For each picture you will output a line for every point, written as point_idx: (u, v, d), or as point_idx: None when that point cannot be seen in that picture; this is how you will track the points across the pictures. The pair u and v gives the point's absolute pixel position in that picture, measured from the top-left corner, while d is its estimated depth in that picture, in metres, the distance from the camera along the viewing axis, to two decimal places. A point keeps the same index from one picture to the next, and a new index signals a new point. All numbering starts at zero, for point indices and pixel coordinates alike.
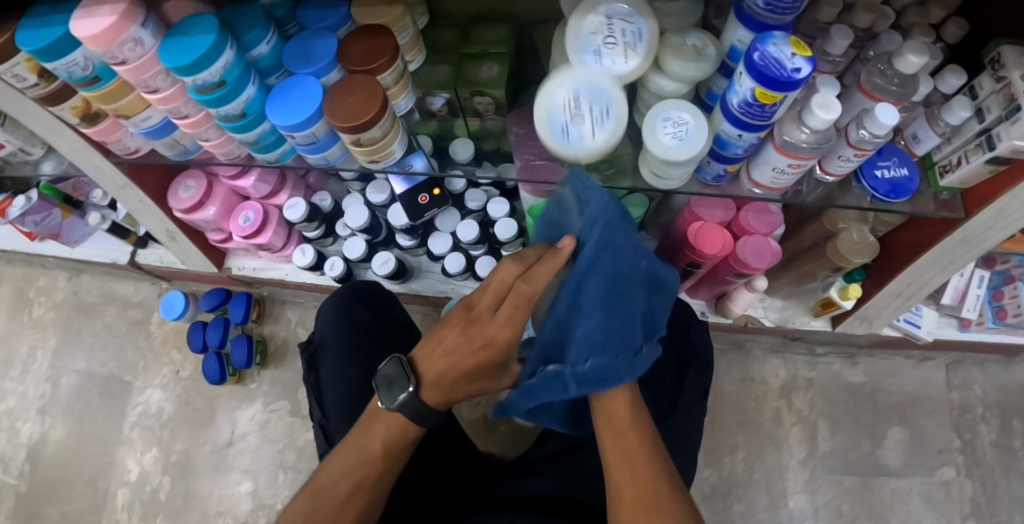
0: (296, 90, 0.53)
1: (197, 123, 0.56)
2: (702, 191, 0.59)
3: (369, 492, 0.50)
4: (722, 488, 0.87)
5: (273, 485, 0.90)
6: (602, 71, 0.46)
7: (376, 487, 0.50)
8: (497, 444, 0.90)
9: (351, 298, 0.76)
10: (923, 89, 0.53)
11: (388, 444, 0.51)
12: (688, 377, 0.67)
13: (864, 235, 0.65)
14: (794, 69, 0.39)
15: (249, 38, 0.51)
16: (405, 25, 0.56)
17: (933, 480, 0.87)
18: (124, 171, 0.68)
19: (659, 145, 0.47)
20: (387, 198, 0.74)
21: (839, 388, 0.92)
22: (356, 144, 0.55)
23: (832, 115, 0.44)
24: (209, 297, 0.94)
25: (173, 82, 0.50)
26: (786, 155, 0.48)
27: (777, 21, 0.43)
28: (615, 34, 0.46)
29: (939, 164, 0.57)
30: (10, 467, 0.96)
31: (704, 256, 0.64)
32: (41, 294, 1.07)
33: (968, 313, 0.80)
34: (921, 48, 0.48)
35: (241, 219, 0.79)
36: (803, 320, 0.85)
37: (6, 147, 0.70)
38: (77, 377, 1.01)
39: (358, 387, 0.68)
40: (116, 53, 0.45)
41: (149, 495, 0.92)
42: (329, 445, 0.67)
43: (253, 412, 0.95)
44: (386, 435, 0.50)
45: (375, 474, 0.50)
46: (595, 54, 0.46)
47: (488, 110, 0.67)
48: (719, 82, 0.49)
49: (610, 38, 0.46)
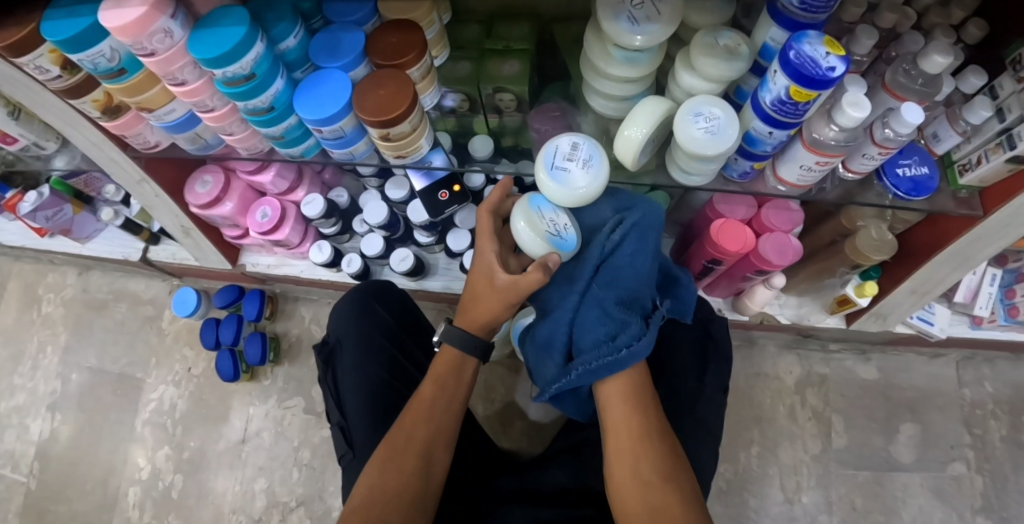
0: (324, 84, 0.53)
1: (221, 117, 0.56)
2: (726, 188, 0.59)
3: (429, 416, 0.55)
4: (737, 484, 0.88)
5: (288, 482, 0.90)
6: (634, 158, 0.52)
7: (432, 410, 0.56)
8: (513, 440, 0.90)
9: (370, 298, 0.77)
10: (946, 89, 0.53)
11: (440, 371, 0.59)
12: (710, 370, 0.68)
13: (883, 232, 0.66)
14: (829, 67, 0.39)
15: (277, 32, 0.51)
16: (432, 20, 0.57)
17: (944, 475, 0.88)
18: (141, 165, 0.68)
19: (690, 139, 0.48)
20: (406, 195, 0.75)
21: (852, 384, 0.93)
22: (384, 139, 0.56)
23: (863, 113, 0.44)
24: (223, 293, 0.94)
25: (200, 75, 0.50)
26: (815, 152, 0.49)
27: (810, 19, 0.44)
28: (657, 135, 0.52)
29: (958, 163, 0.58)
30: (20, 464, 0.96)
31: (725, 253, 0.65)
32: (50, 290, 1.06)
33: (981, 311, 0.81)
34: (945, 48, 0.49)
35: (258, 215, 0.79)
36: (819, 317, 0.86)
37: (21, 141, 0.70)
38: (87, 374, 1.00)
39: (379, 382, 0.70)
40: (145, 44, 0.44)
41: (161, 493, 0.92)
42: (349, 447, 0.66)
43: (267, 409, 0.95)
44: (443, 365, 0.59)
45: (433, 396, 0.56)
46: (641, 144, 0.51)
47: (510, 106, 0.67)
48: (749, 80, 0.50)
49: (654, 137, 0.52)
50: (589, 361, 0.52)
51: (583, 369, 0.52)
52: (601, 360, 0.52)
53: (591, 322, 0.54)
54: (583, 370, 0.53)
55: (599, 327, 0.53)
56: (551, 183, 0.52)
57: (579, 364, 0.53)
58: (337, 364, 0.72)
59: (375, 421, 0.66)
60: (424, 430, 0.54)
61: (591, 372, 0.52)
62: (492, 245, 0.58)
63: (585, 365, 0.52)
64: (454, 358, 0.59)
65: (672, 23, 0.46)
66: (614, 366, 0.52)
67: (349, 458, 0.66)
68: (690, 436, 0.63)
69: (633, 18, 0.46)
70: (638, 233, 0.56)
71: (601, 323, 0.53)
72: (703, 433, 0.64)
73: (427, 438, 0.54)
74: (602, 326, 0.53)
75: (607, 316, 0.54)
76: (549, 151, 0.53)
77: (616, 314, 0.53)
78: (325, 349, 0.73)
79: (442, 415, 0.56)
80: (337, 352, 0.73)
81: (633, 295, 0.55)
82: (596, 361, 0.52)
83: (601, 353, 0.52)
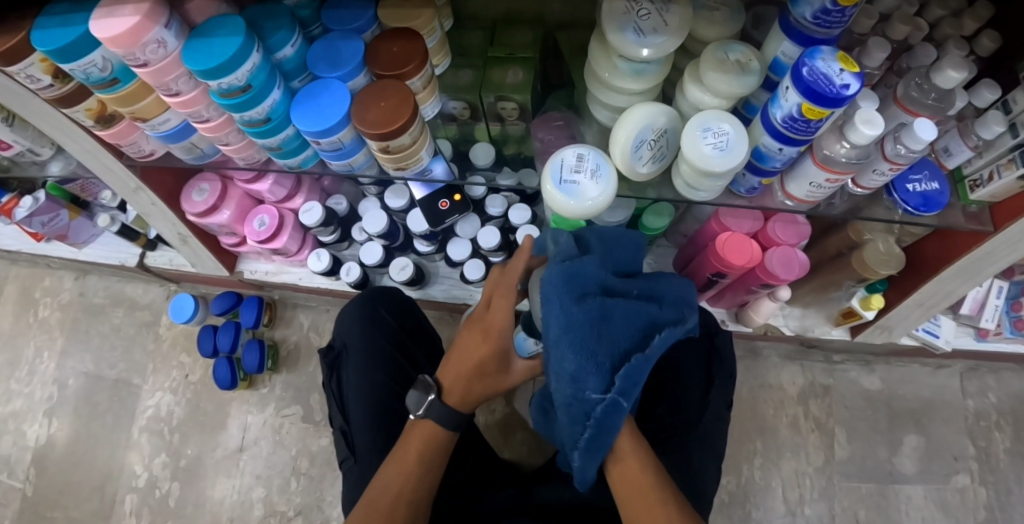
0: (322, 95, 0.52)
1: (217, 127, 0.55)
2: (733, 202, 0.58)
3: (412, 496, 0.51)
4: (739, 496, 0.87)
5: (286, 491, 0.90)
6: (632, 162, 0.50)
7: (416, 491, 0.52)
8: (513, 450, 0.90)
9: (374, 303, 0.76)
10: (958, 104, 0.52)
11: (421, 445, 0.54)
12: (715, 384, 0.68)
13: (891, 246, 0.65)
14: (843, 85, 0.38)
15: (274, 41, 0.50)
16: (434, 28, 0.56)
17: (947, 488, 0.87)
18: (137, 174, 0.66)
19: (698, 155, 0.47)
20: (406, 203, 0.74)
21: (856, 395, 0.92)
22: (384, 151, 0.54)
23: (877, 131, 0.43)
24: (220, 300, 0.93)
25: (195, 85, 0.49)
26: (825, 170, 0.48)
27: (823, 34, 0.42)
28: (659, 143, 0.50)
29: (969, 178, 0.56)
30: (16, 470, 0.95)
31: (731, 266, 0.64)
32: (47, 294, 1.05)
33: (986, 323, 0.80)
34: (961, 62, 0.47)
35: (256, 223, 0.78)
36: (824, 329, 0.85)
37: (15, 147, 0.68)
38: (84, 379, 0.99)
39: (383, 391, 0.69)
40: (138, 54, 0.43)
41: (158, 501, 0.91)
42: (350, 452, 0.66)
43: (265, 416, 0.94)
44: (426, 438, 0.54)
45: (417, 475, 0.52)
46: (639, 146, 0.49)
47: (512, 115, 0.65)
48: (760, 94, 0.49)
49: (655, 143, 0.50)
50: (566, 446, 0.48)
51: (577, 456, 0.46)
52: (587, 447, 0.45)
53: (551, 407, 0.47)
54: (578, 456, 0.46)
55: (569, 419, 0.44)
56: (561, 197, 0.51)
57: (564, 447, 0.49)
58: (342, 368, 0.72)
59: (377, 427, 0.65)
60: (407, 506, 0.51)
61: (588, 457, 0.46)
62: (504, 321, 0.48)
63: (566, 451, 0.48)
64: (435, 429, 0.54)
65: (680, 35, 0.45)
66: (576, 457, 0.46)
67: (350, 463, 0.65)
68: (694, 452, 0.62)
69: (640, 30, 0.44)
70: (558, 290, 0.43)
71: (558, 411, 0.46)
72: (706, 450, 0.63)
73: (409, 515, 0.51)
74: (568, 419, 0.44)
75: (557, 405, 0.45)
76: (555, 165, 0.52)
77: (574, 402, 0.43)
78: (330, 353, 0.73)
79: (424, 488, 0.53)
80: (343, 355, 0.72)
81: (580, 375, 0.42)
82: (578, 450, 0.45)
83: (580, 444, 0.45)
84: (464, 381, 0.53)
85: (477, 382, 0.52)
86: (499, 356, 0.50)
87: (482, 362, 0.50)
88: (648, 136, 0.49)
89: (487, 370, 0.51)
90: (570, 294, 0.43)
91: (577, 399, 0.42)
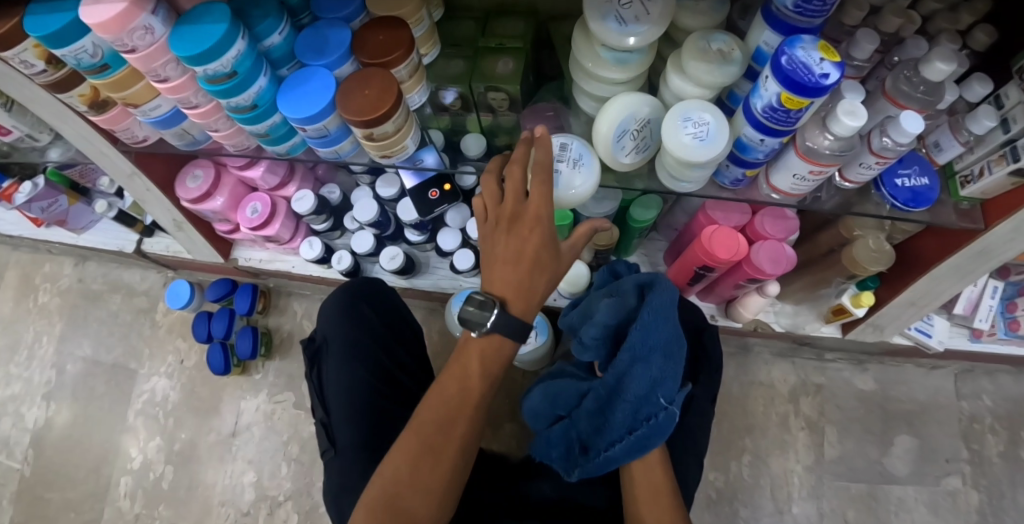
0: (308, 82, 0.52)
1: (206, 113, 0.55)
2: (719, 194, 0.58)
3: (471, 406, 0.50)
4: (727, 492, 0.87)
5: (277, 477, 0.91)
6: (614, 148, 0.50)
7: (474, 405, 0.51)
8: (502, 442, 0.90)
9: (356, 298, 0.76)
10: (948, 97, 0.51)
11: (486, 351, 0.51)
12: (700, 380, 0.68)
13: (882, 243, 0.64)
14: (822, 74, 0.38)
15: (262, 29, 0.50)
16: (422, 17, 0.56)
17: (939, 489, 0.86)
18: (132, 159, 0.67)
19: (679, 145, 0.46)
20: (396, 193, 0.75)
21: (849, 395, 0.92)
22: (368, 138, 0.55)
23: (859, 122, 0.42)
24: (215, 287, 0.94)
25: (183, 71, 0.49)
26: (808, 162, 0.47)
27: (806, 23, 0.42)
28: (642, 133, 0.50)
29: (961, 174, 0.56)
30: (14, 452, 0.97)
31: (717, 260, 0.63)
32: (47, 280, 1.07)
33: (980, 324, 0.80)
34: (949, 55, 0.46)
35: (249, 210, 0.79)
36: (814, 326, 0.84)
37: (13, 132, 0.69)
38: (82, 363, 1.01)
39: (364, 388, 0.69)
40: (126, 41, 0.44)
41: (151, 484, 0.92)
42: (331, 444, 0.66)
43: (258, 403, 0.95)
44: (490, 352, 0.51)
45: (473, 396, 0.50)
46: (620, 133, 0.49)
47: (502, 106, 0.65)
48: (743, 84, 0.49)
49: (638, 131, 0.50)
50: (625, 451, 0.52)
51: (619, 449, 0.53)
52: (631, 444, 0.52)
53: (623, 415, 0.52)
54: (619, 450, 0.53)
55: (629, 415, 0.52)
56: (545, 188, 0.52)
57: (600, 451, 0.54)
58: (323, 362, 0.72)
59: (358, 421, 0.66)
60: (463, 427, 0.49)
61: (627, 453, 0.52)
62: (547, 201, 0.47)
63: (605, 453, 0.54)
64: (500, 342, 0.51)
65: (662, 24, 0.45)
66: (636, 446, 0.52)
67: (331, 456, 0.65)
68: (675, 441, 0.64)
69: (621, 19, 0.44)
70: (659, 308, 0.53)
71: (626, 413, 0.52)
72: (687, 445, 0.64)
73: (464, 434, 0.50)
74: (628, 415, 0.52)
75: (634, 403, 0.51)
76: None
77: (641, 399, 0.51)
78: (311, 347, 0.73)
79: (472, 407, 0.50)
80: (323, 350, 0.73)
81: (663, 380, 0.51)
82: (626, 441, 0.52)
83: (626, 439, 0.52)
84: (524, 288, 0.49)
85: (539, 279, 0.49)
86: (550, 244, 0.48)
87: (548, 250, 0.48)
88: (631, 126, 0.49)
89: (544, 260, 0.48)
90: (669, 319, 0.53)
91: (647, 399, 0.51)
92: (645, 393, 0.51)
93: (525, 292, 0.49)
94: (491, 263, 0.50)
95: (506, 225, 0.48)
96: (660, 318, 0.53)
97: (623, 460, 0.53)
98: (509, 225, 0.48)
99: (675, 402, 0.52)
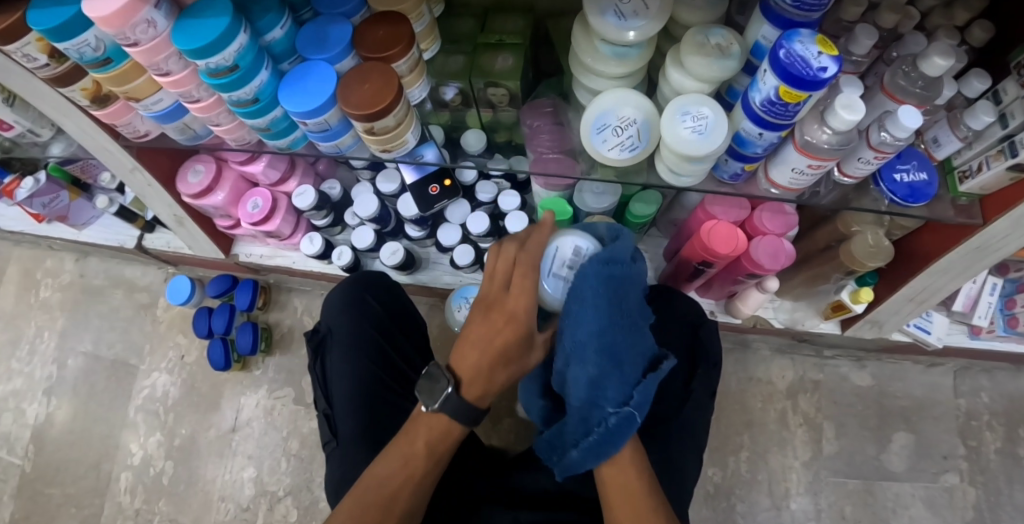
0: (309, 76, 0.52)
1: (208, 107, 0.55)
2: (717, 189, 0.58)
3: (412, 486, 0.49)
4: (724, 488, 0.87)
5: (277, 472, 0.91)
6: (596, 142, 0.51)
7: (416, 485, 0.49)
8: (501, 437, 0.90)
9: (361, 290, 0.76)
10: (945, 93, 0.52)
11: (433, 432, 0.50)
12: (698, 375, 0.69)
13: (880, 238, 0.63)
14: (821, 68, 0.38)
15: (263, 24, 0.51)
16: (422, 12, 0.56)
17: (936, 486, 0.86)
18: (133, 154, 0.68)
19: (677, 137, 0.47)
20: (397, 188, 0.75)
21: (847, 391, 0.92)
22: (369, 132, 0.55)
23: (856, 115, 0.43)
24: (215, 283, 0.94)
25: (185, 65, 0.49)
26: (806, 155, 0.48)
27: (803, 17, 0.43)
28: (624, 130, 0.50)
29: (959, 169, 0.56)
30: (15, 447, 0.97)
31: (716, 255, 0.63)
32: (48, 276, 1.07)
33: (979, 320, 0.80)
34: (947, 50, 0.47)
35: (250, 205, 0.80)
36: (813, 322, 0.85)
37: (15, 127, 0.70)
38: (83, 359, 1.01)
39: (369, 378, 0.69)
40: (128, 34, 0.44)
41: (151, 479, 0.92)
42: (333, 435, 0.66)
43: (258, 398, 0.95)
44: (433, 436, 0.50)
45: (416, 475, 0.49)
46: (600, 128, 0.50)
47: (502, 101, 0.65)
48: (741, 79, 0.49)
49: (621, 128, 0.50)
50: (585, 455, 0.46)
51: (575, 456, 0.46)
52: (587, 449, 0.46)
53: (573, 416, 0.46)
54: (578, 456, 0.46)
55: (578, 420, 0.46)
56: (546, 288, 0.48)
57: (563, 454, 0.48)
58: (326, 354, 0.72)
59: (359, 411, 0.67)
60: (405, 500, 0.49)
61: (586, 458, 0.46)
62: (530, 281, 0.45)
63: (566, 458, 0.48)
64: (448, 424, 0.50)
65: (661, 19, 0.45)
66: (596, 450, 0.45)
67: (332, 447, 0.65)
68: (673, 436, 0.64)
69: (620, 14, 0.45)
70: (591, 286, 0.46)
71: (575, 415, 0.46)
72: (686, 441, 0.64)
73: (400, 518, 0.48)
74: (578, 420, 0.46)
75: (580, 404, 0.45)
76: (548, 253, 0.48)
77: (586, 401, 0.45)
78: (314, 338, 0.73)
79: (412, 485, 0.49)
80: (327, 341, 0.73)
81: (608, 376, 0.44)
82: (579, 447, 0.46)
83: (581, 445, 0.46)
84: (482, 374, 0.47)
85: (501, 372, 0.47)
86: (524, 338, 0.46)
87: (509, 346, 0.45)
88: (612, 120, 0.50)
89: (511, 354, 0.46)
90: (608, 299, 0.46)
91: (591, 399, 0.45)
92: (590, 393, 0.44)
93: (482, 380, 0.47)
94: (462, 342, 0.48)
95: (482, 304, 0.47)
96: (600, 298, 0.45)
97: (586, 465, 0.47)
98: (485, 308, 0.47)
99: (631, 398, 0.45)
